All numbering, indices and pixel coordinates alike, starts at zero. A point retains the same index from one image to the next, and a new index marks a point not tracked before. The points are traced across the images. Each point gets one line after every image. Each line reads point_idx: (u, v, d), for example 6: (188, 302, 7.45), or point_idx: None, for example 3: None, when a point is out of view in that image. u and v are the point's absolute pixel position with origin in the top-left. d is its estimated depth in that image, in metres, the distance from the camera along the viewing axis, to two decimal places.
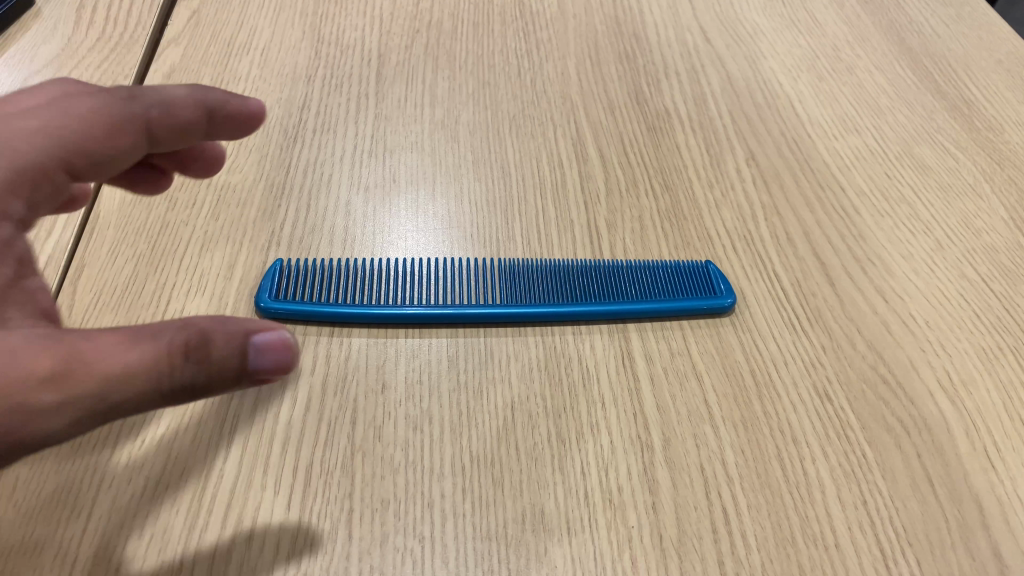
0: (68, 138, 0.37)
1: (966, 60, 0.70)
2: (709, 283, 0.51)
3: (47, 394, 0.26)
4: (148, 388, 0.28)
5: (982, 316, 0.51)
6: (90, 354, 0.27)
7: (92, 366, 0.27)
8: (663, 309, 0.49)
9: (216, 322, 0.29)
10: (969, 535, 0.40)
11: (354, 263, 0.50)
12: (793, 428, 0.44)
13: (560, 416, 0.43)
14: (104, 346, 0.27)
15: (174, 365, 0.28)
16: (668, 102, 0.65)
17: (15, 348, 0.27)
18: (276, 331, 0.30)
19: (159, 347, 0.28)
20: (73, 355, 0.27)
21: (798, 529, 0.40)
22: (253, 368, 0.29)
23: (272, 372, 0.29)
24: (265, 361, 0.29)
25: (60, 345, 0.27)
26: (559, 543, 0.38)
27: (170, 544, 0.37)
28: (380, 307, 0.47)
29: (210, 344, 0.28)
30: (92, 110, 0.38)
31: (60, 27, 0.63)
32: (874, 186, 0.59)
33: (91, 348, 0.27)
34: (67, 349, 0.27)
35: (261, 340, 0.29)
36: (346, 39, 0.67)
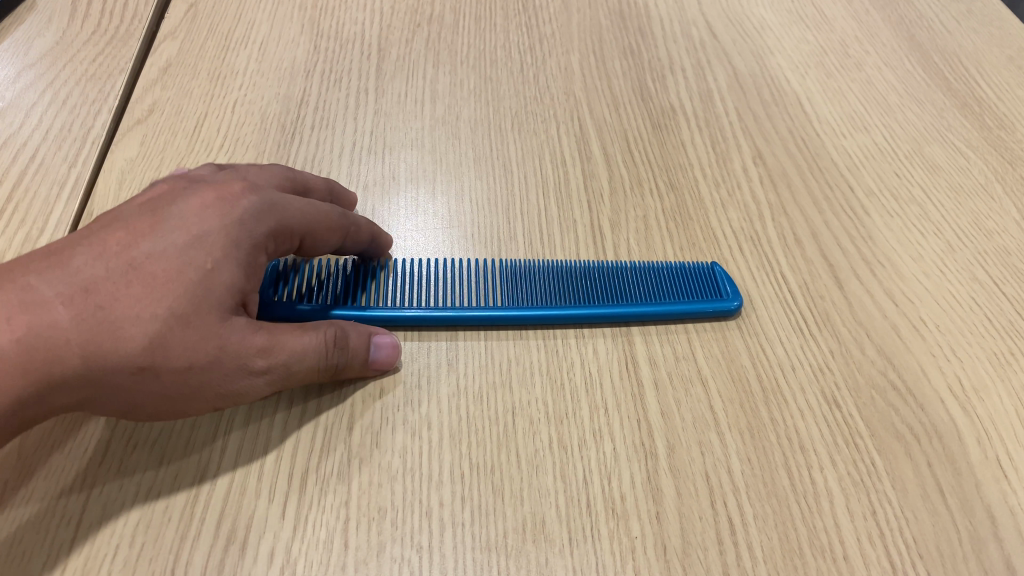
0: (312, 208, 0.42)
1: (978, 56, 0.68)
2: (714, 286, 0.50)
3: (259, 361, 0.36)
4: (313, 365, 0.39)
5: (994, 321, 0.50)
6: (284, 337, 0.37)
7: (286, 344, 0.37)
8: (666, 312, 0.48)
9: (350, 323, 0.41)
10: (980, 546, 0.39)
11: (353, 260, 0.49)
12: (800, 436, 0.43)
13: (562, 422, 0.42)
14: (290, 331, 0.38)
15: (329, 353, 0.39)
16: (674, 99, 0.64)
17: (243, 328, 0.36)
18: (390, 338, 0.43)
19: (321, 336, 0.39)
20: (274, 334, 0.37)
21: (806, 541, 0.39)
22: (372, 363, 0.42)
23: (385, 365, 0.42)
24: (385, 355, 0.42)
25: (264, 328, 0.37)
26: (560, 553, 0.37)
27: (162, 553, 0.36)
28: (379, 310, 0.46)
29: (352, 339, 0.41)
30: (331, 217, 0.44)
31: (55, 19, 0.61)
32: (884, 186, 0.58)
33: (282, 330, 0.38)
34: (269, 331, 0.37)
35: (382, 338, 0.43)
36: (345, 33, 0.65)
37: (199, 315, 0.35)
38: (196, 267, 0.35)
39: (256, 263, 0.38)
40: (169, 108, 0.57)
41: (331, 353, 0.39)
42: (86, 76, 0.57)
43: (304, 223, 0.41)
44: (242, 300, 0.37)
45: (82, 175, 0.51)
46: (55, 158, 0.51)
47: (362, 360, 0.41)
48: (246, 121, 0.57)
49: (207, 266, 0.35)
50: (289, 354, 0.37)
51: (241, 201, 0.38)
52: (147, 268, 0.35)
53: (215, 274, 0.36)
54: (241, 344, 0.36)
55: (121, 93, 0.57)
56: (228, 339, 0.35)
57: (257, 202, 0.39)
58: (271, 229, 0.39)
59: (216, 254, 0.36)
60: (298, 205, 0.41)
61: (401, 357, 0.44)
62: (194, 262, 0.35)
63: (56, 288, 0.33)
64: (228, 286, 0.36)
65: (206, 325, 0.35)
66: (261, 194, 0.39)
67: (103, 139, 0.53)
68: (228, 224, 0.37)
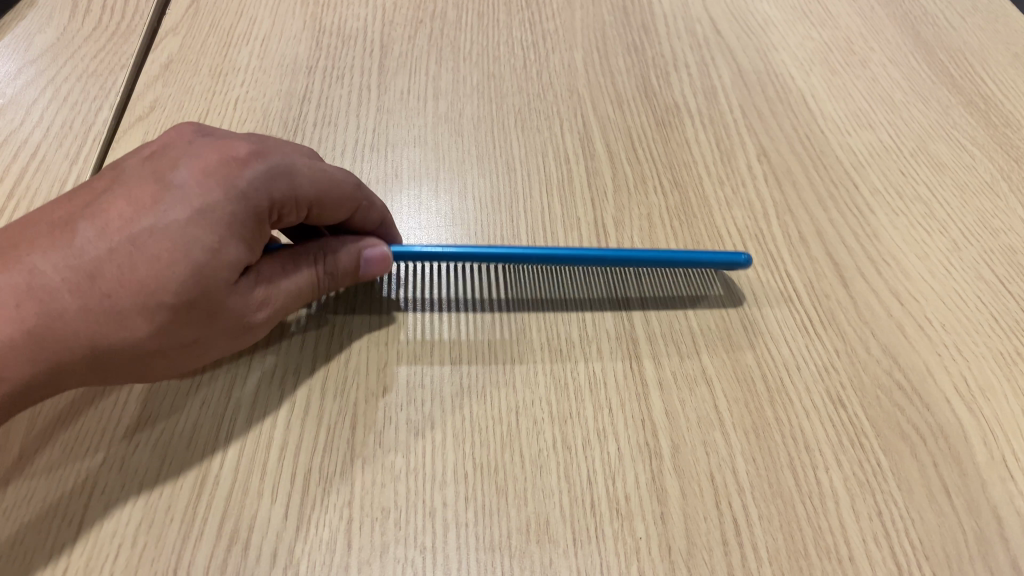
0: (319, 171, 0.42)
1: (983, 53, 0.68)
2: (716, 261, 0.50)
3: (263, 314, 0.40)
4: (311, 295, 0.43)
5: (1000, 320, 0.50)
6: (278, 283, 0.40)
7: (282, 290, 0.40)
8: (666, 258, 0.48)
9: (338, 245, 0.43)
10: (986, 547, 0.39)
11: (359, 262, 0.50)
12: (806, 436, 0.43)
13: (566, 421, 0.42)
14: (279, 273, 0.41)
15: (320, 279, 0.43)
16: (678, 95, 0.63)
17: (245, 293, 0.38)
18: (381, 250, 0.44)
19: (311, 270, 0.42)
20: (271, 286, 0.40)
21: (811, 542, 0.39)
22: (365, 276, 0.44)
23: (379, 270, 0.44)
24: (373, 267, 0.44)
25: (261, 282, 0.39)
26: (564, 554, 0.37)
27: (164, 553, 0.36)
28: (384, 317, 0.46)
29: (342, 262, 0.43)
30: (342, 179, 0.43)
31: (56, 14, 0.61)
32: (889, 184, 0.58)
33: (275, 275, 0.40)
34: (265, 284, 0.40)
35: (370, 253, 0.44)
36: (347, 29, 0.65)
37: (208, 296, 0.36)
38: (201, 248, 0.36)
39: (259, 234, 0.39)
40: (170, 105, 0.56)
41: (322, 280, 0.43)
42: (87, 72, 0.57)
43: (314, 190, 0.42)
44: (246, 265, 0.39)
45: (83, 172, 0.50)
46: (56, 155, 0.51)
47: (353, 277, 0.44)
48: (248, 118, 0.56)
49: (215, 246, 0.36)
50: (288, 298, 0.41)
51: (245, 173, 0.39)
52: (150, 250, 0.35)
53: (222, 254, 0.36)
54: (245, 307, 0.38)
55: (122, 89, 0.56)
56: (234, 309, 0.38)
57: (261, 171, 0.39)
58: (274, 200, 0.39)
59: (223, 234, 0.37)
60: (304, 171, 0.41)
61: (390, 267, 0.45)
62: (196, 242, 0.36)
63: (61, 274, 0.35)
64: (234, 264, 0.37)
65: (214, 302, 0.37)
66: (265, 164, 0.40)
67: (104, 136, 0.53)
68: (231, 200, 0.37)
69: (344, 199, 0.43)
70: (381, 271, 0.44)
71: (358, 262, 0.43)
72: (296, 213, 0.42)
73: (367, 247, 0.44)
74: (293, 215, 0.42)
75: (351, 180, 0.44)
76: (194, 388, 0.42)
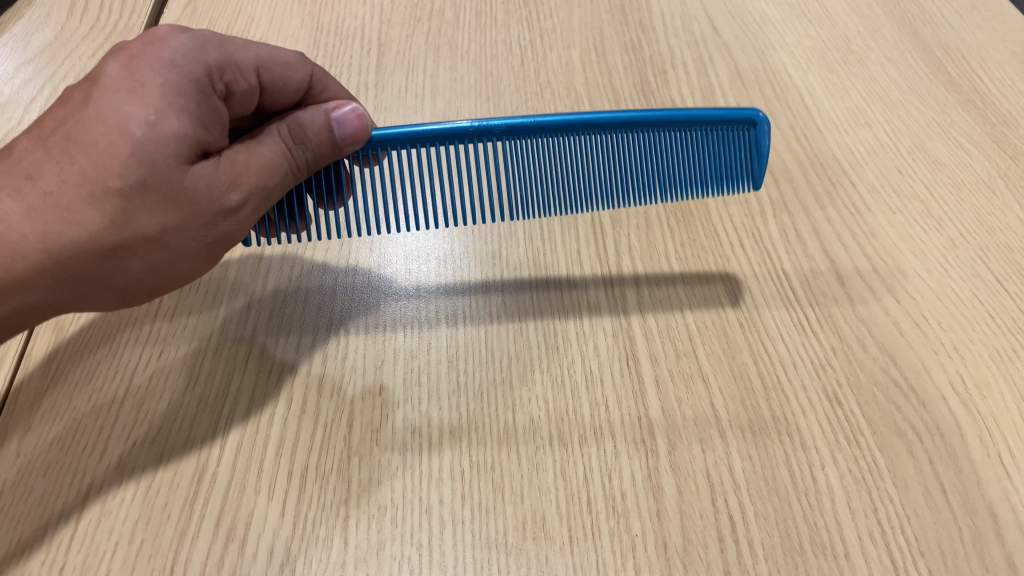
0: (256, 46, 0.42)
1: (980, 52, 0.68)
2: (746, 154, 0.44)
3: (234, 196, 0.36)
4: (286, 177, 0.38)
5: (996, 318, 0.50)
6: (244, 161, 0.36)
7: (250, 167, 0.36)
8: (687, 116, 0.42)
9: (304, 112, 0.38)
10: (982, 544, 0.39)
11: (352, 271, 0.49)
12: (802, 433, 0.43)
13: (563, 419, 0.42)
14: (242, 151, 0.36)
15: (293, 153, 0.38)
16: (675, 94, 0.63)
17: (205, 172, 0.35)
18: (350, 105, 0.38)
19: (276, 140, 0.37)
20: (234, 164, 0.36)
21: (806, 539, 0.39)
22: (344, 139, 0.38)
23: (357, 136, 0.39)
24: (346, 127, 0.38)
25: (223, 161, 0.36)
26: (561, 551, 0.37)
27: (161, 550, 0.36)
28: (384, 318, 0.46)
29: (308, 125, 0.38)
30: (286, 58, 0.43)
31: (54, 14, 0.61)
32: (886, 182, 0.58)
33: (238, 154, 0.36)
34: (227, 162, 0.36)
35: (338, 115, 0.38)
36: (345, 28, 0.65)
37: (157, 175, 0.33)
38: (139, 123, 0.33)
39: (207, 108, 0.36)
40: None
41: (295, 152, 0.38)
42: (84, 71, 0.57)
43: (254, 58, 0.41)
44: (202, 150, 0.35)
45: None
46: None
47: (331, 145, 0.38)
48: None
49: (152, 117, 0.34)
50: (258, 173, 0.36)
51: (170, 43, 0.36)
52: (88, 138, 0.34)
53: (160, 125, 0.34)
54: (208, 188, 0.35)
55: None
56: (194, 190, 0.34)
57: (188, 40, 0.37)
58: (210, 66, 0.37)
59: (157, 105, 0.34)
60: (237, 41, 0.40)
61: (368, 122, 0.39)
62: (132, 117, 0.34)
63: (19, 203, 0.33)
64: (177, 135, 0.34)
65: (167, 183, 0.34)
66: (190, 32, 0.38)
67: None
68: (163, 70, 0.35)
69: (289, 68, 0.43)
70: (361, 135, 0.39)
71: (328, 118, 0.38)
72: (244, 78, 0.40)
73: (333, 108, 0.38)
74: (243, 85, 0.40)
75: (294, 55, 0.44)
76: (191, 385, 0.42)
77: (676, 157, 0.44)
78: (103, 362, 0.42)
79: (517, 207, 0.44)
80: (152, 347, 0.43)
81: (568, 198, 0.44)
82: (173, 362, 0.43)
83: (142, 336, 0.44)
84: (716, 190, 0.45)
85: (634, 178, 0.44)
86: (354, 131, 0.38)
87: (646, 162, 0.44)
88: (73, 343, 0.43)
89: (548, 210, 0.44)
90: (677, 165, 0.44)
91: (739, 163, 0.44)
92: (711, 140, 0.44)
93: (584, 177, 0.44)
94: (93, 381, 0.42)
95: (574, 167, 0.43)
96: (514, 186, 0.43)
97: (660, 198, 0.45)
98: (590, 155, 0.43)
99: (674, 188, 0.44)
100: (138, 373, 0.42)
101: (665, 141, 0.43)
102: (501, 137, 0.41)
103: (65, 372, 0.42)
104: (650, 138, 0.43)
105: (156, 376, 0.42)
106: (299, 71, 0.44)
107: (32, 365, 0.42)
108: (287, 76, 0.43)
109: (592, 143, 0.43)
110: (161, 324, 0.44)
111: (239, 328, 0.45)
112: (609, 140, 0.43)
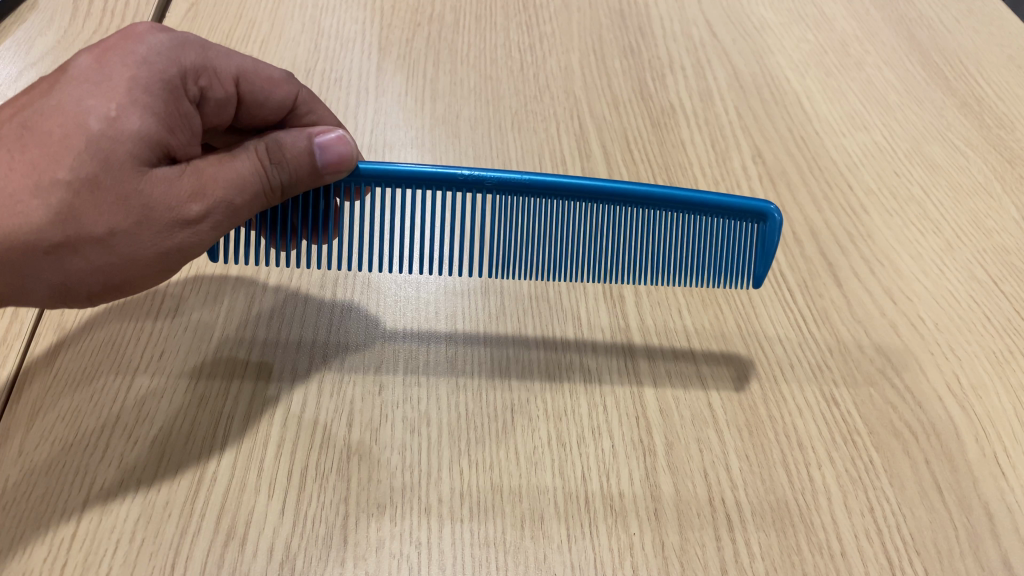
0: (240, 58, 0.43)
1: (977, 56, 0.68)
2: (752, 250, 0.41)
3: (195, 206, 0.34)
4: (256, 193, 0.36)
5: (992, 320, 0.50)
6: (212, 174, 0.35)
7: (216, 180, 0.35)
8: (696, 199, 0.40)
9: (287, 133, 0.37)
10: (978, 543, 0.40)
11: (348, 282, 0.48)
12: (799, 433, 0.44)
13: (561, 418, 0.43)
14: (215, 164, 0.35)
15: (267, 171, 0.36)
16: (673, 98, 0.64)
17: (165, 177, 0.34)
18: (334, 132, 0.37)
19: (252, 156, 0.36)
20: (201, 174, 0.35)
21: (803, 537, 0.39)
22: (324, 166, 0.37)
23: (340, 164, 0.37)
24: (328, 155, 0.37)
25: (189, 169, 0.35)
26: (558, 550, 0.37)
27: (162, 548, 0.36)
28: (384, 322, 0.46)
29: (288, 147, 0.37)
30: (272, 74, 0.44)
31: (57, 18, 0.61)
32: (883, 185, 0.58)
33: (207, 166, 0.35)
34: (194, 171, 0.35)
35: (322, 141, 0.37)
36: (345, 32, 0.65)
37: (110, 173, 0.33)
38: (98, 118, 0.34)
39: (176, 110, 0.36)
40: None
41: (269, 171, 0.36)
42: None
43: (234, 68, 0.42)
44: (167, 152, 0.35)
45: None
46: None
47: (310, 168, 0.37)
48: None
49: (112, 113, 0.34)
50: (225, 188, 0.35)
51: (147, 39, 0.37)
52: (43, 129, 0.34)
53: (120, 122, 0.34)
54: (167, 195, 0.34)
55: None
56: (148, 194, 0.33)
57: (166, 39, 0.38)
58: (184, 68, 0.38)
59: (121, 102, 0.34)
60: (221, 50, 0.41)
61: (353, 149, 0.37)
62: (93, 111, 0.34)
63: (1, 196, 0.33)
64: (136, 134, 0.34)
65: (120, 183, 0.33)
66: (170, 32, 0.38)
67: None
68: (133, 65, 0.36)
69: (272, 84, 0.44)
70: (345, 164, 0.37)
71: (310, 143, 0.37)
72: (222, 87, 0.41)
73: (317, 132, 0.37)
74: (218, 92, 0.41)
75: (281, 71, 0.45)
76: (192, 385, 0.42)
77: (676, 242, 0.41)
78: (104, 361, 0.43)
79: (497, 264, 0.42)
80: (153, 347, 0.44)
81: (555, 264, 0.42)
82: (174, 362, 0.43)
83: (143, 335, 0.44)
84: (714, 281, 0.42)
85: (627, 256, 0.41)
86: (337, 159, 0.37)
87: (641, 242, 0.41)
88: (75, 342, 0.43)
89: (531, 272, 0.42)
90: (676, 250, 0.41)
91: (743, 258, 0.41)
92: (717, 229, 0.41)
93: (576, 248, 0.41)
94: (95, 380, 0.42)
95: (568, 236, 0.41)
96: (499, 243, 0.41)
97: (650, 279, 0.42)
98: (586, 226, 0.40)
99: (667, 273, 0.42)
100: (139, 373, 0.42)
101: (667, 222, 0.41)
102: (495, 191, 0.39)
103: (67, 371, 0.42)
104: (653, 216, 0.41)
105: (157, 376, 0.42)
106: (283, 89, 0.45)
107: (35, 363, 0.42)
108: (269, 91, 0.44)
109: (591, 213, 0.40)
110: (162, 324, 0.45)
111: (240, 329, 0.45)
112: (608, 214, 0.40)
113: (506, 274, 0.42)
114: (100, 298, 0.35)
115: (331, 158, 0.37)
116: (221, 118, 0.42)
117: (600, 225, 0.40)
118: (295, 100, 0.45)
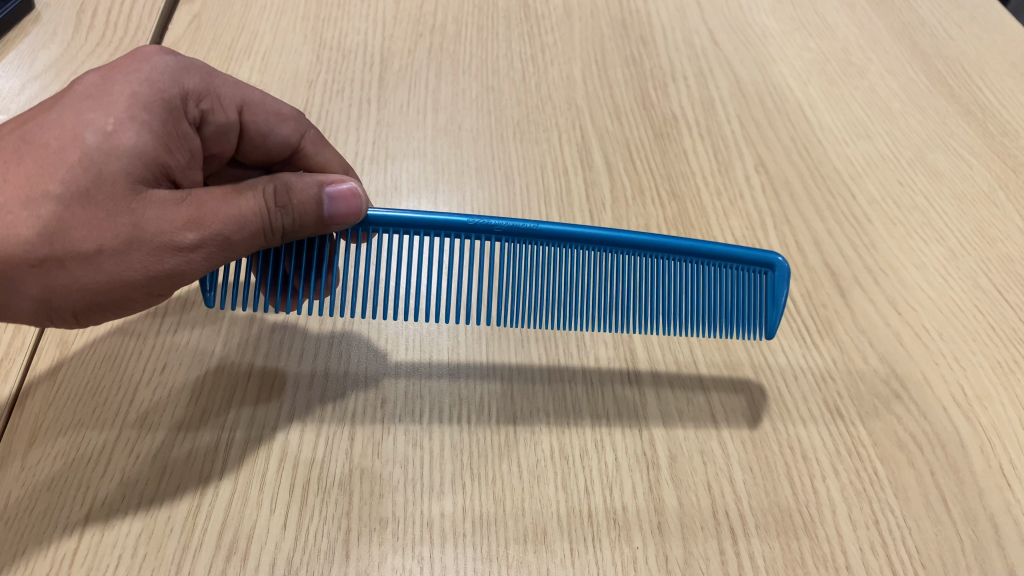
0: (247, 91, 0.44)
1: (980, 63, 0.68)
2: (761, 298, 0.42)
3: (190, 235, 0.34)
4: (257, 232, 0.36)
5: (997, 329, 0.50)
6: (214, 208, 0.35)
7: (217, 214, 0.35)
8: (701, 249, 0.41)
9: (298, 179, 0.37)
10: (983, 555, 0.40)
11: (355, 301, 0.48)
12: (803, 446, 0.43)
13: (565, 432, 0.43)
14: (218, 200, 0.35)
15: (271, 214, 0.36)
16: (676, 107, 0.64)
17: (161, 203, 0.34)
18: (348, 183, 0.37)
19: (259, 196, 0.36)
20: (201, 207, 0.34)
21: (807, 550, 0.39)
22: (331, 217, 0.37)
23: (348, 216, 0.38)
24: (337, 210, 0.37)
25: (189, 200, 0.34)
26: (561, 564, 0.37)
27: (164, 563, 0.36)
28: (382, 339, 0.46)
29: (296, 192, 0.36)
30: (280, 110, 0.46)
31: (60, 31, 0.61)
32: (886, 194, 0.58)
33: (210, 199, 0.35)
34: (194, 202, 0.34)
35: (332, 191, 0.37)
36: (348, 43, 0.65)
37: (102, 188, 0.33)
38: (94, 131, 0.34)
39: (175, 130, 0.37)
40: None
41: (274, 214, 0.36)
42: None
43: (239, 98, 0.43)
44: (163, 174, 0.36)
45: None
46: None
47: (315, 216, 0.37)
48: None
49: (109, 128, 0.34)
50: (225, 223, 0.35)
51: (153, 60, 0.38)
52: (41, 141, 0.34)
53: (116, 136, 0.34)
54: (163, 221, 0.34)
55: None
56: (142, 215, 0.33)
57: (172, 61, 0.39)
58: (186, 89, 0.39)
59: (119, 116, 0.35)
60: (227, 80, 0.43)
61: (363, 206, 0.38)
62: (91, 125, 0.34)
63: None
64: (131, 150, 0.34)
65: (113, 200, 0.33)
66: (177, 56, 0.40)
67: None
68: (136, 82, 0.36)
69: (278, 118, 0.46)
70: (353, 216, 0.38)
71: (320, 191, 0.37)
72: (224, 113, 0.42)
73: (329, 182, 0.37)
74: (220, 118, 0.42)
75: (289, 109, 0.47)
76: (193, 400, 0.42)
77: (686, 287, 0.41)
78: (106, 375, 0.43)
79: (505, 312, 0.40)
80: (156, 360, 0.44)
81: (564, 311, 0.41)
82: (176, 377, 0.43)
83: (145, 348, 0.44)
84: (726, 331, 0.42)
85: (637, 303, 0.41)
86: (346, 216, 0.38)
87: (652, 288, 0.41)
88: (78, 355, 0.43)
89: (536, 321, 0.41)
90: (687, 297, 0.41)
91: (754, 306, 0.42)
92: (725, 279, 0.42)
93: (585, 295, 0.40)
94: (98, 395, 0.42)
95: (576, 281, 0.40)
96: (506, 286, 0.40)
97: (663, 328, 0.41)
98: (595, 274, 0.40)
99: (681, 321, 0.41)
100: (141, 387, 0.42)
101: (675, 271, 0.41)
102: (502, 237, 0.39)
103: (69, 384, 0.42)
104: (660, 263, 0.41)
105: (160, 390, 0.42)
106: (288, 125, 0.46)
107: (37, 376, 0.42)
108: (273, 124, 0.46)
109: (598, 261, 0.40)
110: (164, 338, 0.45)
111: (242, 345, 0.45)
112: (619, 263, 0.40)
113: (513, 322, 0.40)
114: (85, 316, 0.36)
115: (340, 213, 0.37)
116: (221, 146, 0.43)
117: (611, 272, 0.40)
118: (298, 137, 0.47)
